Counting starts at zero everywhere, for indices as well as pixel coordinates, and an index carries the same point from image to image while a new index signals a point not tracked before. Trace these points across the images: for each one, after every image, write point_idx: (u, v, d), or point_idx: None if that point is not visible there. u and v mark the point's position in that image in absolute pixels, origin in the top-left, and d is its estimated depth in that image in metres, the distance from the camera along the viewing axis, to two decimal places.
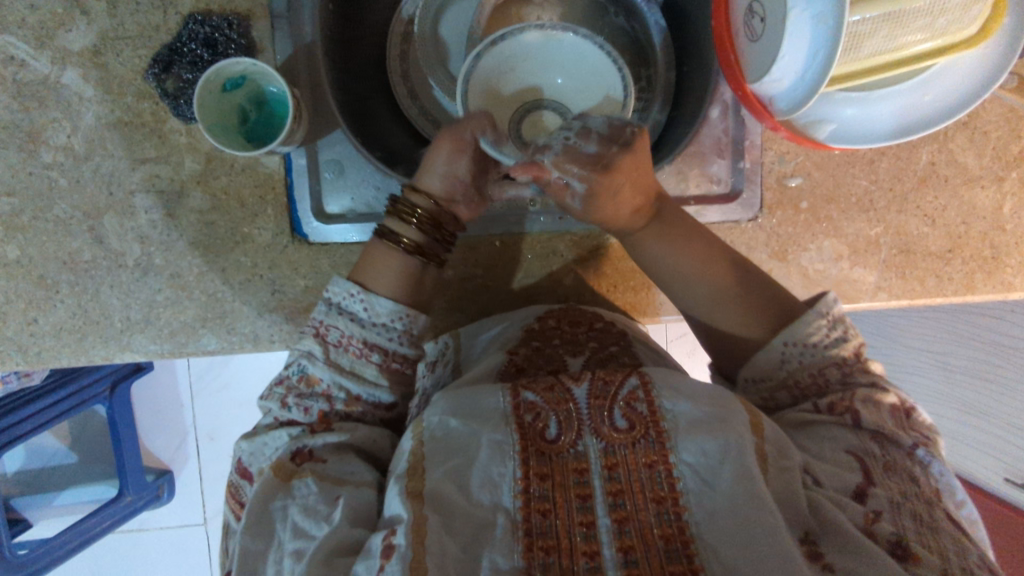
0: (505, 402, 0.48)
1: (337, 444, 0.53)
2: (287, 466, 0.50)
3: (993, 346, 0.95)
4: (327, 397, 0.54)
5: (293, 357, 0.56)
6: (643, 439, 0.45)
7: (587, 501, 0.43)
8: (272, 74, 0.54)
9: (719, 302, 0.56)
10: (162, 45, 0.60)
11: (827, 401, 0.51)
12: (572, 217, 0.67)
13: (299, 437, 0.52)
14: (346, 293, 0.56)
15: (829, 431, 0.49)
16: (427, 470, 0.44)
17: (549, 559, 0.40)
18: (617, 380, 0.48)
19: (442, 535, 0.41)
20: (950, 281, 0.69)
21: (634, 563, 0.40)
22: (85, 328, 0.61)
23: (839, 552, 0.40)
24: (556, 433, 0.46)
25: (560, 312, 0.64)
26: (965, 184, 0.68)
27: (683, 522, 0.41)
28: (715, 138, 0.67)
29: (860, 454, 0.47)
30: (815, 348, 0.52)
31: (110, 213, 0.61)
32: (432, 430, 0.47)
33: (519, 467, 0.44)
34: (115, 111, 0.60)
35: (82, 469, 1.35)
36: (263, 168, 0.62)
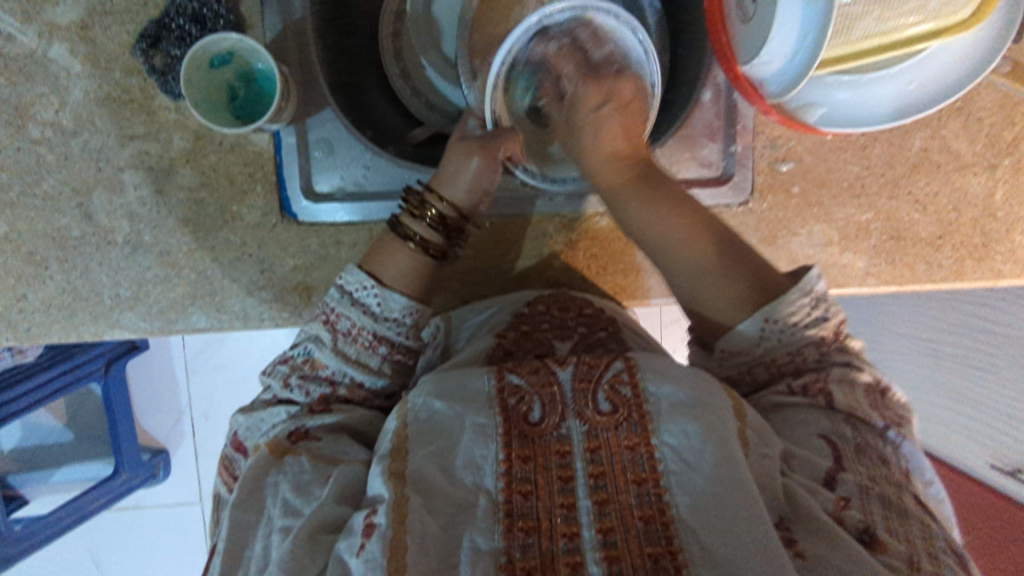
0: (490, 384, 0.48)
1: (335, 425, 0.54)
2: (283, 443, 0.52)
3: (984, 335, 0.95)
4: (330, 381, 0.56)
5: (302, 339, 0.57)
6: (625, 423, 0.45)
7: (568, 483, 0.43)
8: (258, 49, 0.54)
9: (710, 283, 0.53)
10: (150, 19, 0.59)
11: (803, 381, 0.50)
12: (561, 199, 0.67)
13: (299, 417, 0.54)
14: (359, 284, 0.56)
15: (800, 415, 0.49)
16: (410, 452, 0.45)
17: (529, 539, 0.41)
18: (601, 365, 0.48)
19: (425, 515, 0.42)
20: (939, 268, 0.69)
21: (613, 544, 0.40)
22: (75, 304, 0.61)
23: (810, 537, 0.41)
24: (539, 416, 0.46)
25: (550, 298, 0.64)
26: (957, 170, 0.68)
27: (663, 504, 0.42)
28: (708, 120, 0.67)
29: (832, 438, 0.47)
30: (794, 326, 0.50)
31: (99, 190, 0.61)
32: (417, 411, 0.47)
33: (501, 449, 0.45)
34: (103, 86, 0.60)
35: (79, 447, 1.36)
36: (253, 146, 0.61)
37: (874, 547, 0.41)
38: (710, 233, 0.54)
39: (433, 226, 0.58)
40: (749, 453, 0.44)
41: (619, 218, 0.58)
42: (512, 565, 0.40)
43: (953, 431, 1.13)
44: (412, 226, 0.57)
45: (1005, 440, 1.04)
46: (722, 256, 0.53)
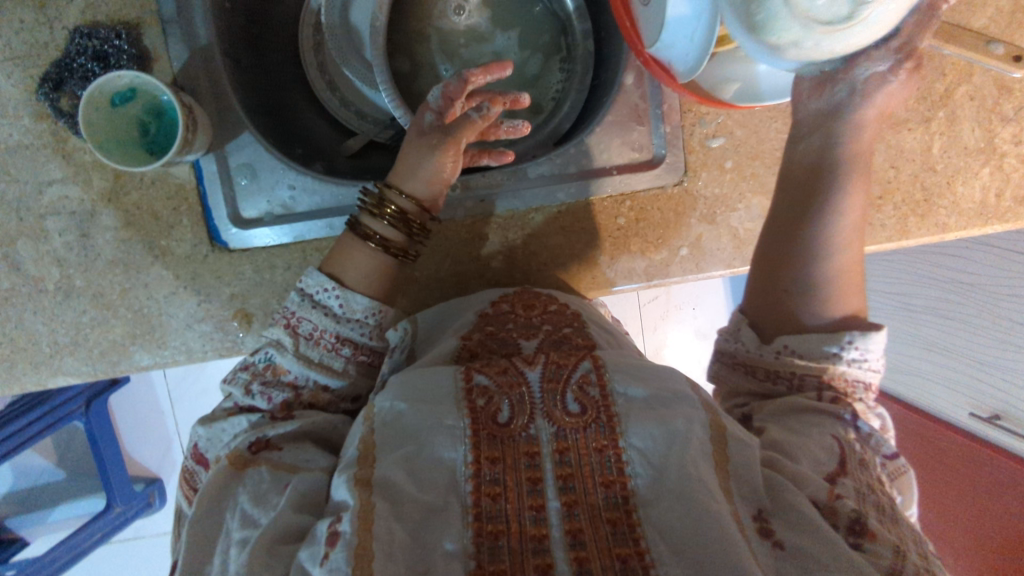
0: (456, 386, 0.44)
1: (295, 433, 0.49)
2: (244, 455, 0.45)
3: (951, 281, 0.95)
4: (293, 386, 0.52)
5: (263, 345, 0.54)
6: (593, 425, 0.42)
7: (538, 485, 0.39)
8: (156, 84, 0.53)
9: (834, 290, 0.53)
10: (51, 62, 0.58)
11: (831, 394, 0.51)
12: (492, 199, 0.65)
13: (259, 427, 0.48)
14: (320, 287, 0.54)
15: (820, 419, 0.49)
16: (378, 458, 0.40)
17: (498, 543, 0.37)
18: (568, 365, 0.45)
19: (391, 519, 0.37)
20: (883, 229, 0.68)
21: (582, 544, 0.36)
22: (14, 355, 0.61)
23: (790, 530, 0.39)
24: (507, 417, 0.42)
25: (514, 296, 0.58)
26: (892, 128, 0.67)
27: (630, 505, 0.39)
28: (634, 103, 0.66)
29: (842, 441, 0.47)
30: (863, 361, 0.51)
31: (24, 239, 0.60)
32: (383, 414, 0.42)
33: (469, 451, 0.40)
34: (14, 134, 0.59)
35: (71, 485, 1.36)
36: (174, 179, 0.61)
37: (864, 538, 0.39)
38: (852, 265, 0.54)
39: (391, 223, 0.56)
40: (725, 447, 0.42)
41: (812, 187, 0.55)
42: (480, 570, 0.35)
43: (935, 381, 1.10)
44: (371, 225, 0.56)
45: (982, 387, 1.00)
46: (846, 279, 0.53)
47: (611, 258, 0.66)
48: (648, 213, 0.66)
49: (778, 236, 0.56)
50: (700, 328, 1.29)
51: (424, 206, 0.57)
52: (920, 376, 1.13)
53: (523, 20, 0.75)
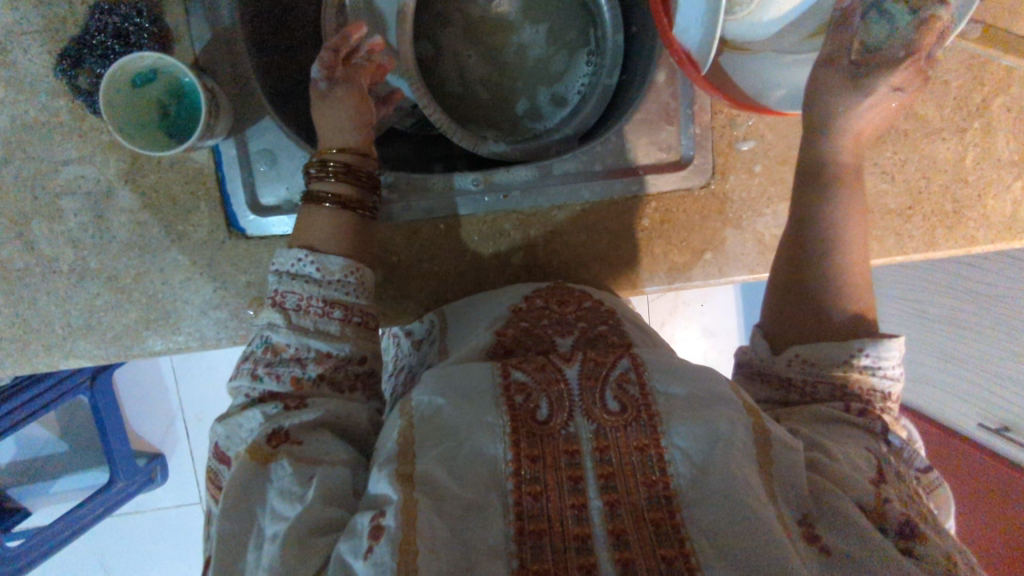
0: (494, 381, 0.42)
1: (316, 421, 0.43)
2: (262, 449, 0.41)
3: (967, 292, 0.94)
4: (298, 360, 0.46)
5: (258, 331, 0.48)
6: (635, 423, 0.39)
7: (579, 483, 0.37)
8: (182, 67, 0.51)
9: (845, 293, 0.51)
10: (69, 38, 0.56)
11: (858, 404, 0.47)
12: (516, 195, 0.64)
13: (274, 417, 0.43)
14: (293, 260, 0.49)
15: (852, 432, 0.45)
16: (418, 454, 0.38)
17: (542, 541, 0.34)
18: (608, 362, 0.43)
19: (432, 516, 0.34)
20: (910, 239, 0.67)
21: (625, 545, 0.34)
22: (26, 336, 0.60)
23: (835, 533, 0.37)
24: (547, 414, 0.40)
25: (547, 292, 0.57)
26: (926, 138, 0.66)
27: (674, 506, 0.36)
28: (664, 102, 0.65)
29: (877, 454, 0.43)
30: (880, 369, 0.48)
31: (38, 219, 0.59)
32: (421, 410, 0.40)
33: (509, 448, 0.38)
34: (30, 111, 0.57)
35: (74, 457, 1.36)
36: (192, 163, 0.59)
37: (916, 543, 0.37)
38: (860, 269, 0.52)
39: (337, 179, 0.52)
40: (770, 446, 0.39)
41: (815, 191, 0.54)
42: (523, 570, 0.33)
43: (947, 392, 1.09)
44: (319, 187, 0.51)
45: (990, 400, 1.00)
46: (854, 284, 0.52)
47: (632, 260, 0.65)
48: (673, 216, 0.64)
49: (784, 244, 0.55)
50: (708, 325, 1.28)
51: (365, 152, 0.54)
52: (931, 384, 1.13)
53: (549, 6, 0.72)
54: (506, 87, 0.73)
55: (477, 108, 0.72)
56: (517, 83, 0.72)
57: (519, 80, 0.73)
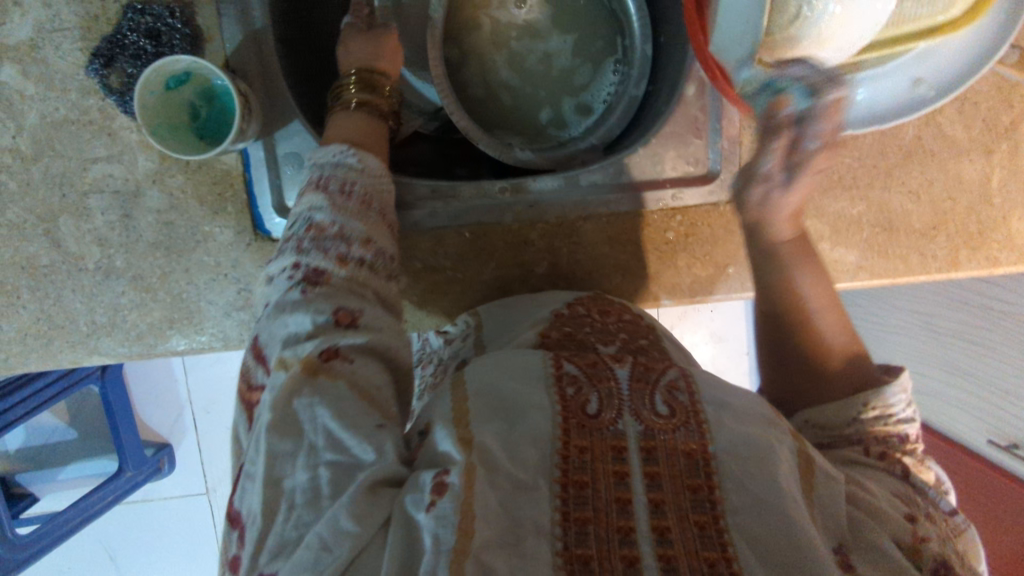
0: (546, 370, 0.42)
1: (364, 346, 0.42)
2: (314, 361, 0.39)
3: (984, 310, 0.94)
4: (343, 246, 0.44)
5: (297, 215, 0.46)
6: (683, 428, 0.39)
7: (624, 479, 0.36)
8: (216, 70, 0.51)
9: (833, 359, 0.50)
10: (102, 37, 0.56)
11: (878, 448, 0.46)
12: (542, 205, 0.64)
13: (325, 329, 0.41)
14: (335, 151, 0.49)
15: (878, 478, 0.44)
16: (472, 420, 0.38)
17: (586, 529, 0.34)
18: (657, 371, 0.43)
19: (487, 490, 0.35)
20: (933, 259, 0.67)
21: (668, 543, 0.34)
22: (50, 332, 0.60)
23: (873, 569, 0.37)
24: (596, 409, 0.39)
25: (589, 301, 0.57)
26: (953, 158, 0.66)
27: (718, 512, 0.36)
28: (693, 115, 0.64)
29: (906, 499, 0.42)
30: (889, 415, 0.47)
31: (66, 216, 0.59)
32: (478, 387, 0.40)
33: (558, 436, 0.38)
34: (60, 108, 0.57)
35: (83, 445, 1.37)
36: (221, 165, 0.59)
37: None
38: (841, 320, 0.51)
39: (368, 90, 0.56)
40: (812, 474, 0.39)
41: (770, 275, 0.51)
42: (568, 552, 0.33)
43: (955, 407, 1.09)
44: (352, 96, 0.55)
45: (1006, 417, 1.01)
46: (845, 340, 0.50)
47: (656, 272, 0.65)
48: (697, 229, 0.64)
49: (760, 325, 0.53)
50: (717, 330, 1.28)
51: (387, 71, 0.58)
52: (935, 397, 1.12)
53: (584, 23, 0.72)
54: (529, 95, 0.72)
55: (496, 113, 0.72)
56: (540, 91, 0.72)
57: (545, 89, 0.72)
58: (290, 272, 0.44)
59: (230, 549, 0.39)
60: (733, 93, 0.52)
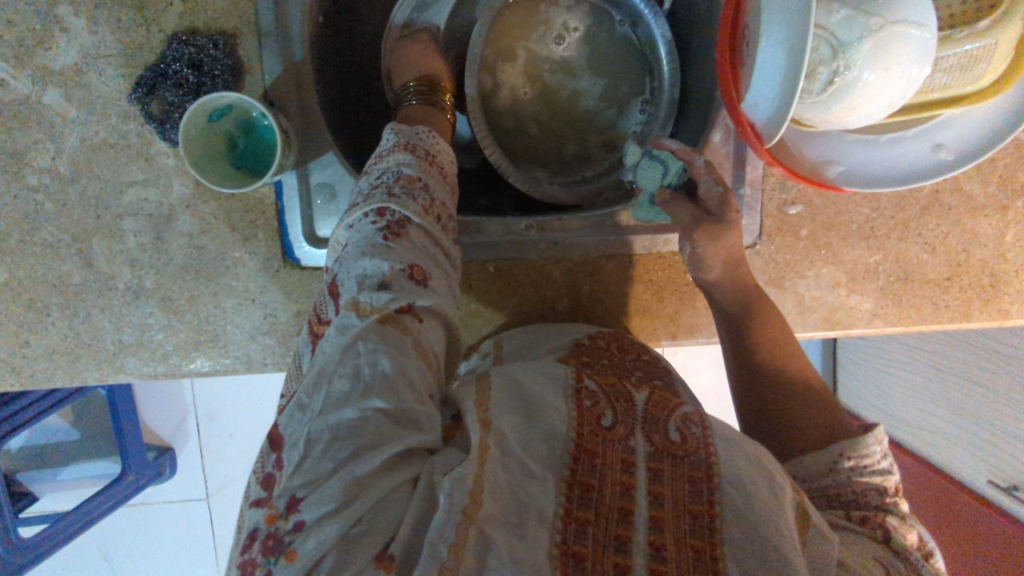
0: (568, 380, 0.44)
1: (432, 309, 0.40)
2: (391, 310, 0.37)
3: (990, 351, 0.96)
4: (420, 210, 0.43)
5: (382, 166, 0.45)
6: (692, 456, 0.39)
7: (629, 490, 0.37)
8: (260, 105, 0.52)
9: (806, 408, 0.52)
10: (146, 65, 0.57)
11: (859, 512, 0.46)
12: (564, 242, 0.65)
13: (401, 278, 0.39)
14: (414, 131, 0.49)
15: (855, 538, 0.43)
16: (495, 403, 0.38)
17: (587, 530, 0.35)
18: (672, 403, 0.44)
19: (499, 469, 0.35)
20: (946, 309, 0.68)
21: (662, 559, 0.35)
22: (77, 349, 0.61)
23: None
24: (610, 422, 0.41)
25: (610, 336, 0.58)
26: (969, 212, 0.67)
27: (715, 539, 0.36)
28: (717, 161, 0.66)
29: (885, 563, 0.41)
30: (864, 469, 0.48)
31: (99, 236, 0.60)
32: (501, 382, 0.41)
33: (573, 437, 0.38)
34: (100, 132, 0.58)
35: (86, 446, 1.37)
36: (254, 193, 0.60)
37: None
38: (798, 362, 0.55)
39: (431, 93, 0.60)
40: (809, 526, 0.38)
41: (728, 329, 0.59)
42: (563, 546, 0.34)
43: (959, 446, 1.09)
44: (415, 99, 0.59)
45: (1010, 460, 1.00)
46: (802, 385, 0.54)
47: (675, 313, 0.66)
48: None
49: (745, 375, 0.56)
50: None
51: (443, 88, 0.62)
52: (942, 435, 1.13)
53: (610, 66, 0.73)
54: (553, 131, 0.73)
55: (522, 145, 0.73)
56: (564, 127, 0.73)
57: (569, 124, 0.73)
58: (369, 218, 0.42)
59: (263, 470, 0.34)
60: (761, 146, 0.53)
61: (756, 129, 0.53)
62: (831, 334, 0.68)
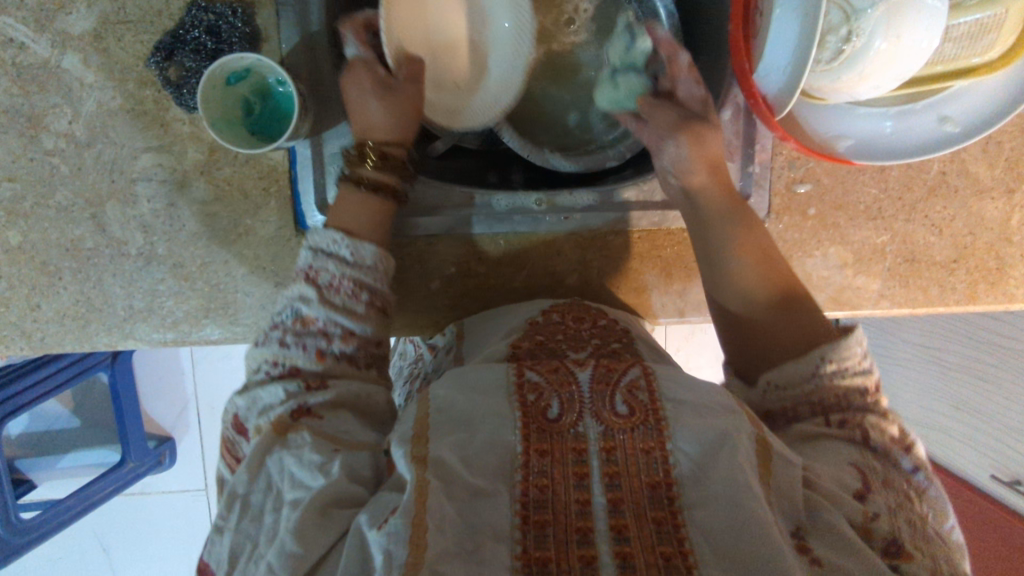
0: (507, 381, 0.43)
1: (331, 402, 0.47)
2: (284, 421, 0.46)
3: (988, 345, 0.94)
4: (325, 334, 0.50)
5: (287, 302, 0.51)
6: (643, 426, 0.40)
7: (584, 479, 0.38)
8: (278, 68, 0.53)
9: (782, 324, 0.52)
10: (165, 31, 0.58)
11: (839, 415, 0.47)
12: (578, 216, 0.64)
13: (296, 395, 0.47)
14: (330, 240, 0.52)
15: (834, 448, 0.45)
16: (431, 438, 0.39)
17: (545, 531, 0.36)
18: (619, 369, 0.44)
19: (442, 498, 0.36)
20: (952, 291, 0.68)
21: (625, 540, 0.35)
22: (88, 315, 0.61)
23: (823, 544, 0.38)
24: (557, 413, 0.41)
25: (565, 308, 0.59)
26: (975, 195, 0.67)
27: (675, 506, 0.37)
28: (727, 139, 0.65)
29: (863, 469, 0.44)
30: (845, 369, 0.48)
31: (113, 201, 0.60)
32: (435, 403, 0.42)
33: (520, 442, 0.40)
34: (117, 97, 0.59)
35: (83, 436, 1.34)
36: (268, 159, 0.61)
37: (900, 561, 0.39)
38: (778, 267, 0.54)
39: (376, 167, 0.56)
40: (770, 467, 0.39)
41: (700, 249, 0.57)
42: (525, 555, 0.35)
43: (956, 440, 1.09)
44: (363, 172, 0.55)
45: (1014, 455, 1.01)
46: (788, 289, 0.54)
47: (683, 290, 0.66)
48: None
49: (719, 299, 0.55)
50: None
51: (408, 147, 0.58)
52: (939, 431, 1.11)
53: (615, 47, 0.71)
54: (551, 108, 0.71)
55: (521, 116, 0.70)
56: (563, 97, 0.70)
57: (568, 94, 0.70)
58: (270, 365, 0.50)
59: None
60: (773, 119, 0.53)
61: (768, 101, 0.53)
62: (838, 314, 0.69)
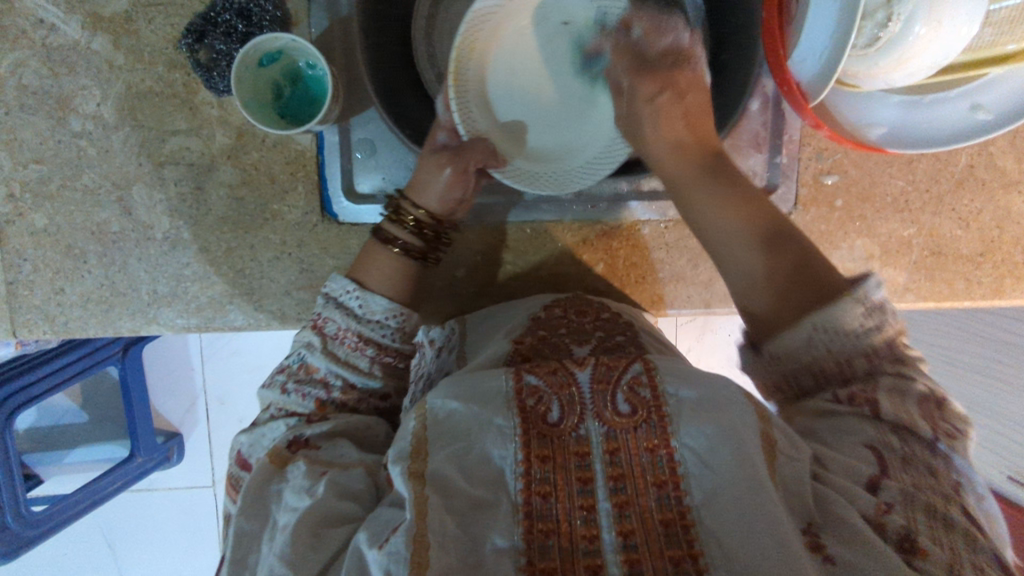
0: (506, 386, 0.42)
1: (329, 433, 0.49)
2: (283, 453, 0.47)
3: (1011, 347, 0.92)
4: (325, 385, 0.52)
5: (295, 348, 0.54)
6: (644, 425, 0.39)
7: (588, 485, 0.37)
8: (311, 49, 0.53)
9: (781, 294, 0.46)
10: (196, 14, 0.58)
11: (846, 391, 0.44)
12: (603, 206, 0.65)
13: (297, 428, 0.49)
14: (343, 289, 0.55)
15: (844, 424, 0.43)
16: (430, 451, 0.39)
17: (548, 540, 0.35)
18: (619, 367, 0.42)
19: (444, 512, 0.36)
20: (978, 286, 0.68)
21: (633, 546, 0.35)
22: (112, 299, 0.61)
23: (837, 542, 0.36)
24: (558, 416, 0.40)
25: (567, 301, 0.58)
26: (1003, 188, 0.67)
27: (684, 506, 0.36)
28: (754, 130, 0.66)
29: (877, 448, 0.41)
30: (845, 334, 0.44)
31: (140, 184, 0.60)
32: (435, 410, 0.41)
33: (520, 449, 0.39)
34: (145, 80, 0.59)
35: (92, 431, 1.33)
36: (296, 145, 0.60)
37: (916, 556, 0.36)
38: (762, 211, 0.49)
39: (408, 229, 0.57)
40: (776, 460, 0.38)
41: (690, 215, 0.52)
42: (531, 566, 0.35)
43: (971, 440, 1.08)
44: (393, 231, 0.57)
45: None
46: (787, 248, 0.47)
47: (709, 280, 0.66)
48: None
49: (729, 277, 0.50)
50: None
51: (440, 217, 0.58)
52: None
53: None
54: None
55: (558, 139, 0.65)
56: None
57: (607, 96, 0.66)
58: (275, 410, 0.52)
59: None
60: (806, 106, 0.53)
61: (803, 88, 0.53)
62: None
